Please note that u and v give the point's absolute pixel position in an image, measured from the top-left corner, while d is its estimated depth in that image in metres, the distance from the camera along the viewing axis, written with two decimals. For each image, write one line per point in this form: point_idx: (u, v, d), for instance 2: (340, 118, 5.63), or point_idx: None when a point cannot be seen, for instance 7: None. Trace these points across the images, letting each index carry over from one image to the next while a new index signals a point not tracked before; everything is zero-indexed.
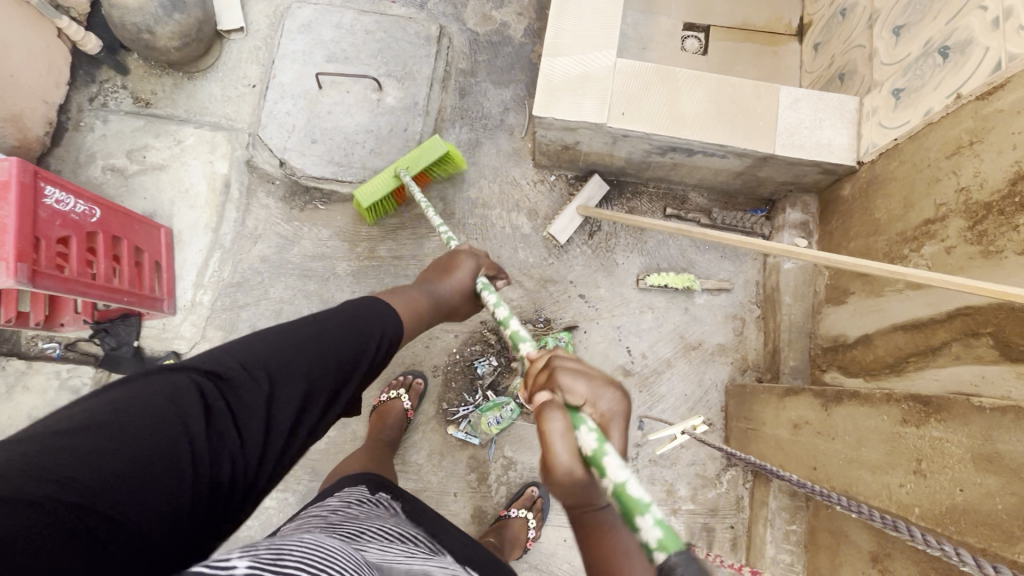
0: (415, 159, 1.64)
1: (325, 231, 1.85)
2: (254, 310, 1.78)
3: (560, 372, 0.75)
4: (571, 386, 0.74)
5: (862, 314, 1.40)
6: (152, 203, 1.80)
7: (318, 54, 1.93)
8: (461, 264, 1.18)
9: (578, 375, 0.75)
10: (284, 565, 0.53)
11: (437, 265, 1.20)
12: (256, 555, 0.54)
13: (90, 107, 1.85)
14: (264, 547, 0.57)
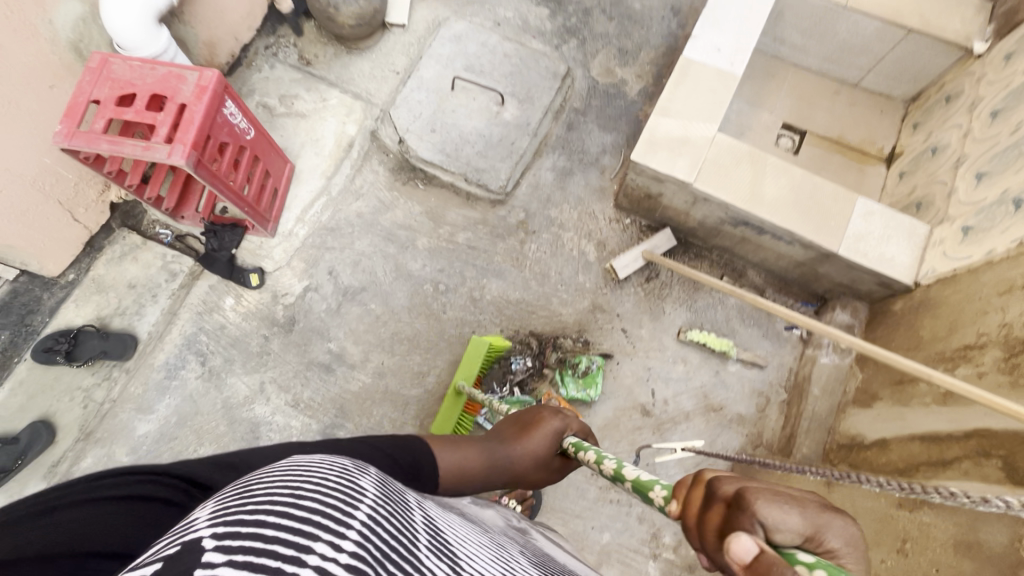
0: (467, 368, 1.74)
1: (417, 208, 2.08)
2: (337, 254, 2.00)
3: (750, 501, 0.57)
4: (774, 522, 0.55)
5: (885, 419, 1.47)
6: (286, 142, 2.08)
7: (459, 62, 2.21)
8: (544, 424, 1.07)
9: (779, 501, 0.56)
10: (252, 496, 0.45)
11: (520, 422, 1.10)
12: (224, 502, 0.46)
13: (265, 52, 2.19)
14: (235, 489, 0.48)
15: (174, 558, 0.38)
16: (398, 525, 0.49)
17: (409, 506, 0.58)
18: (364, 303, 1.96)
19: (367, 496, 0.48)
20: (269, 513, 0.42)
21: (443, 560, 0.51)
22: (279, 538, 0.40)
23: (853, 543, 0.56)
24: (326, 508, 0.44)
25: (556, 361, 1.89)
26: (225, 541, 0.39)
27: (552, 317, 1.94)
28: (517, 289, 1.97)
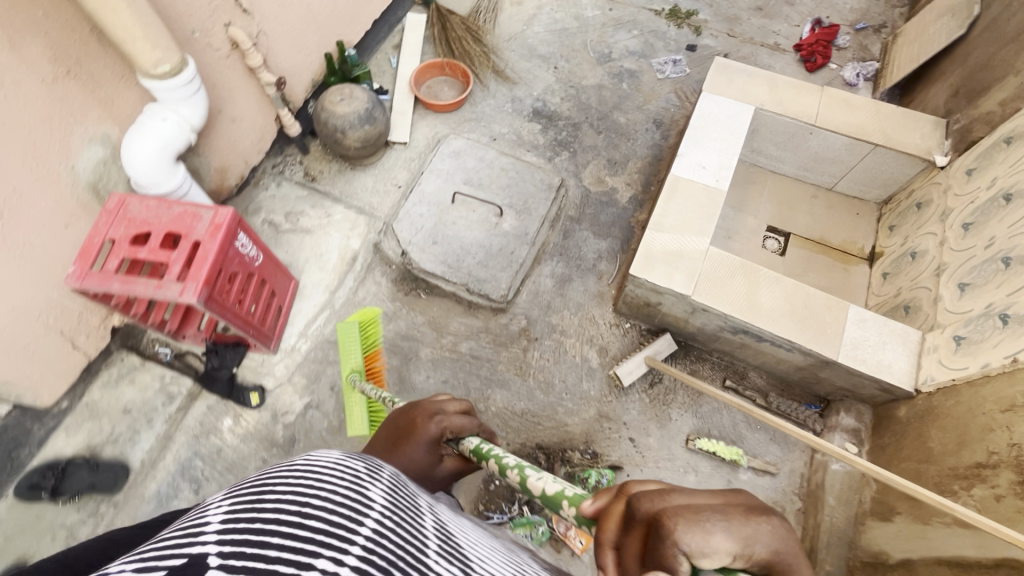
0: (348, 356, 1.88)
1: (420, 318, 2.10)
2: (339, 368, 1.98)
3: (671, 532, 0.61)
4: (698, 551, 0.60)
5: (908, 538, 1.44)
6: (290, 257, 2.12)
7: (458, 176, 2.33)
8: (420, 427, 1.23)
9: (702, 526, 0.61)
10: (262, 508, 0.50)
11: (399, 429, 1.28)
12: (238, 505, 0.51)
13: (272, 172, 2.28)
14: (254, 492, 0.54)
15: (183, 567, 0.43)
16: (403, 533, 0.55)
17: (419, 511, 0.65)
18: None
19: (372, 509, 0.55)
20: (275, 533, 0.47)
21: (447, 563, 0.57)
22: (282, 558, 0.45)
23: (776, 541, 0.61)
24: (329, 527, 0.49)
25: (564, 476, 1.83)
26: (230, 560, 0.43)
27: (558, 427, 1.92)
28: (522, 399, 1.96)
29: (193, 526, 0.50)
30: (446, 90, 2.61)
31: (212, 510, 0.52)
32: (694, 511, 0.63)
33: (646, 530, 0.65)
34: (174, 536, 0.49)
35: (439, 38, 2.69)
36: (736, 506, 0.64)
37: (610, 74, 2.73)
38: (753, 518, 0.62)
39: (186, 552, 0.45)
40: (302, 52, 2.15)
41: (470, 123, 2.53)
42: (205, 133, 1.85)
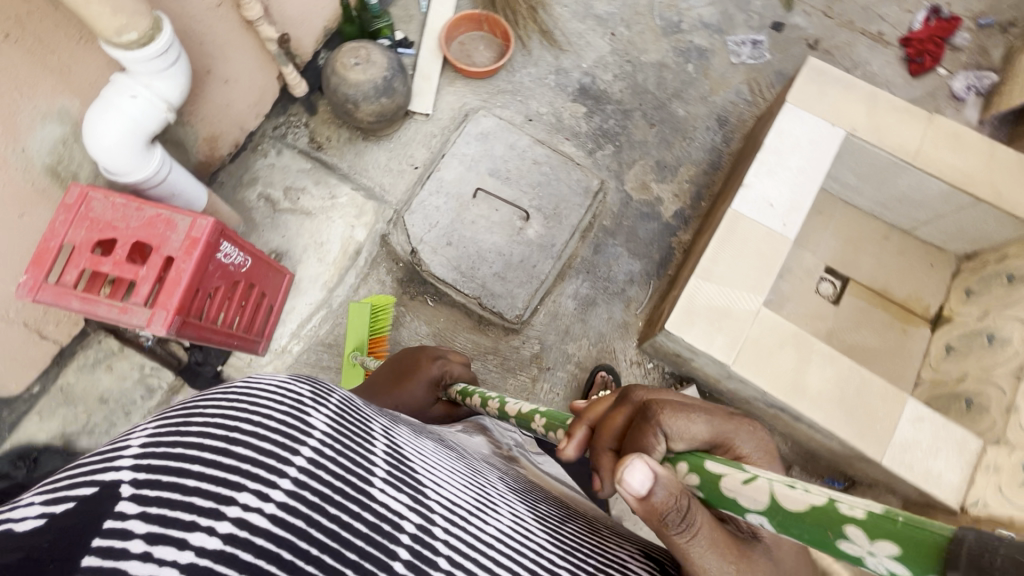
0: (354, 335, 1.77)
1: (425, 329, 1.90)
2: (333, 376, 1.82)
3: (662, 414, 0.72)
4: (681, 434, 0.71)
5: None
6: (287, 242, 1.89)
7: (484, 165, 2.03)
8: (426, 367, 1.39)
9: (688, 415, 0.72)
10: (189, 430, 0.49)
11: (402, 369, 1.42)
12: (163, 427, 0.50)
13: (273, 134, 1.99)
14: (181, 411, 0.53)
15: (97, 496, 0.43)
16: (346, 461, 0.54)
17: (370, 435, 0.62)
18: None
19: (315, 436, 0.53)
20: (196, 460, 0.46)
21: (401, 491, 0.56)
22: (200, 489, 0.44)
23: (759, 445, 0.74)
24: (262, 452, 0.49)
25: None
26: (141, 490, 0.43)
27: None
28: None
29: (116, 445, 0.49)
30: (482, 51, 2.22)
31: (138, 431, 0.51)
32: (689, 404, 0.74)
33: (635, 411, 0.80)
34: (97, 456, 0.48)
35: None
36: (722, 413, 0.75)
37: (675, 50, 2.31)
38: (737, 421, 0.74)
39: (98, 479, 0.44)
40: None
41: (504, 96, 2.17)
42: (190, 99, 1.55)
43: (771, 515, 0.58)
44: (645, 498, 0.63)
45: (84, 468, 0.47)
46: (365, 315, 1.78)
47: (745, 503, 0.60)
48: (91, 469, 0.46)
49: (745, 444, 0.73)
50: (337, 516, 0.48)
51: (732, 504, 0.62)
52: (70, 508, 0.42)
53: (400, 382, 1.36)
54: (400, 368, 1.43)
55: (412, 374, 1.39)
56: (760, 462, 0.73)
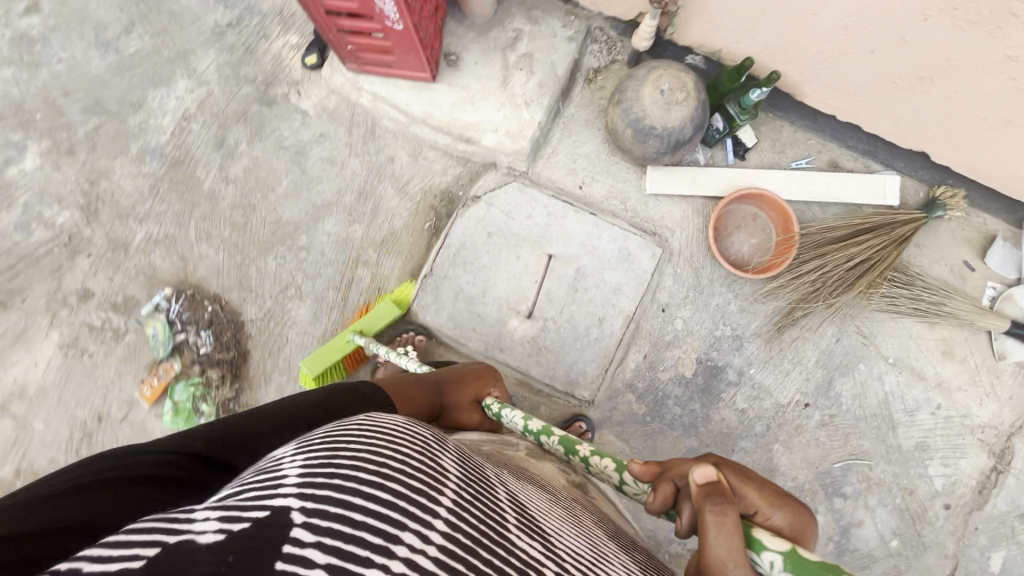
0: (368, 321, 1.68)
1: (397, 222, 1.83)
2: (343, 139, 1.85)
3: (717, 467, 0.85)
4: (732, 487, 0.82)
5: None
6: (470, 66, 1.80)
7: (587, 260, 1.77)
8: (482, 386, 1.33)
9: (747, 485, 0.82)
10: (336, 464, 0.61)
11: (458, 376, 1.33)
12: (312, 461, 0.61)
13: (592, 29, 1.82)
14: (324, 445, 0.65)
15: (269, 518, 0.53)
16: (475, 510, 0.67)
17: (485, 488, 0.75)
18: (288, 171, 1.84)
19: (447, 485, 0.67)
20: (356, 494, 0.57)
21: (529, 540, 0.69)
22: (364, 522, 0.55)
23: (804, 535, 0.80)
24: (411, 493, 0.61)
25: (209, 377, 1.75)
26: (311, 520, 0.53)
27: (263, 374, 1.76)
28: (297, 335, 1.78)
29: (267, 474, 0.61)
30: (746, 241, 1.82)
31: (286, 463, 0.62)
32: (742, 472, 0.85)
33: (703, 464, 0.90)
34: (255, 487, 0.58)
35: (845, 224, 1.76)
36: (778, 494, 0.83)
37: (793, 485, 1.78)
38: (784, 497, 0.82)
39: (268, 503, 0.54)
40: (725, 12, 1.50)
41: (687, 274, 1.81)
42: None
43: (785, 554, 0.73)
44: (702, 494, 0.80)
45: (245, 493, 0.57)
46: (390, 317, 1.70)
47: (770, 543, 0.74)
48: (255, 495, 0.56)
49: (782, 522, 0.80)
50: (488, 559, 0.60)
51: (753, 536, 0.76)
52: (249, 530, 0.51)
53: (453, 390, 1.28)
54: (472, 371, 1.37)
55: (486, 385, 1.36)
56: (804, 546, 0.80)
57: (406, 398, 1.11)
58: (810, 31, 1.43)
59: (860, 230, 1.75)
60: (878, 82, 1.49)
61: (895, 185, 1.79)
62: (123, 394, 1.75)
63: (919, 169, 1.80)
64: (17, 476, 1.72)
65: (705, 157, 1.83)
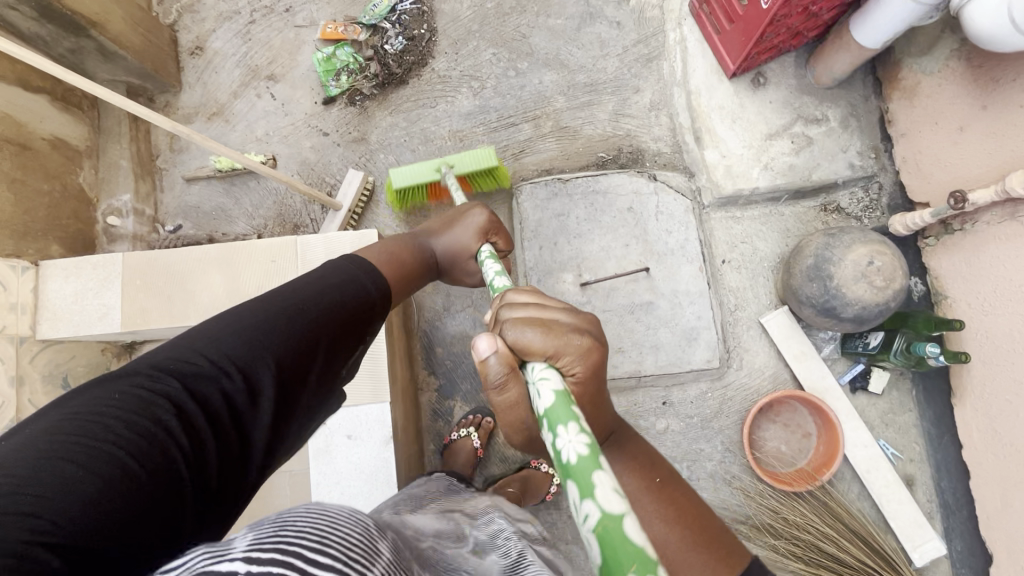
0: (462, 159, 1.55)
1: (586, 129, 1.85)
2: (628, 42, 1.87)
3: (509, 327, 0.77)
4: (524, 343, 0.75)
5: (22, 84, 1.49)
6: (763, 98, 1.75)
7: (663, 305, 1.71)
8: (465, 222, 1.24)
9: (530, 330, 0.75)
10: (285, 536, 0.51)
11: (450, 217, 1.27)
12: (262, 534, 0.52)
13: (875, 181, 1.72)
14: (273, 524, 0.55)
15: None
16: None
17: None
18: (570, 16, 1.89)
19: None
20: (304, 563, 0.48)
21: None
22: None
23: (586, 361, 0.75)
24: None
25: (365, 65, 1.86)
26: None
27: (396, 104, 1.86)
28: (444, 112, 1.86)
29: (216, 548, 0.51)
30: (778, 441, 1.70)
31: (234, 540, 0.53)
32: (533, 318, 0.78)
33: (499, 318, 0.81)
34: (196, 555, 0.49)
35: (858, 523, 1.59)
36: (551, 332, 0.75)
37: None
38: (573, 344, 0.75)
39: (212, 569, 0.46)
40: (990, 272, 1.35)
41: (709, 404, 1.72)
42: (948, 82, 1.39)
43: (565, 442, 0.63)
44: (486, 367, 0.77)
45: (188, 562, 0.48)
46: (487, 163, 1.55)
47: (542, 389, 0.71)
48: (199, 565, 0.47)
49: (572, 359, 0.75)
50: None
51: (553, 433, 0.65)
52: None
53: (445, 231, 1.25)
54: (462, 210, 1.27)
55: (481, 226, 1.24)
56: (590, 369, 0.76)
57: (394, 270, 1.07)
58: None
59: (863, 540, 1.58)
60: None
61: (933, 553, 1.59)
62: (315, 13, 1.90)
63: (966, 569, 1.57)
64: None
65: (830, 354, 1.71)
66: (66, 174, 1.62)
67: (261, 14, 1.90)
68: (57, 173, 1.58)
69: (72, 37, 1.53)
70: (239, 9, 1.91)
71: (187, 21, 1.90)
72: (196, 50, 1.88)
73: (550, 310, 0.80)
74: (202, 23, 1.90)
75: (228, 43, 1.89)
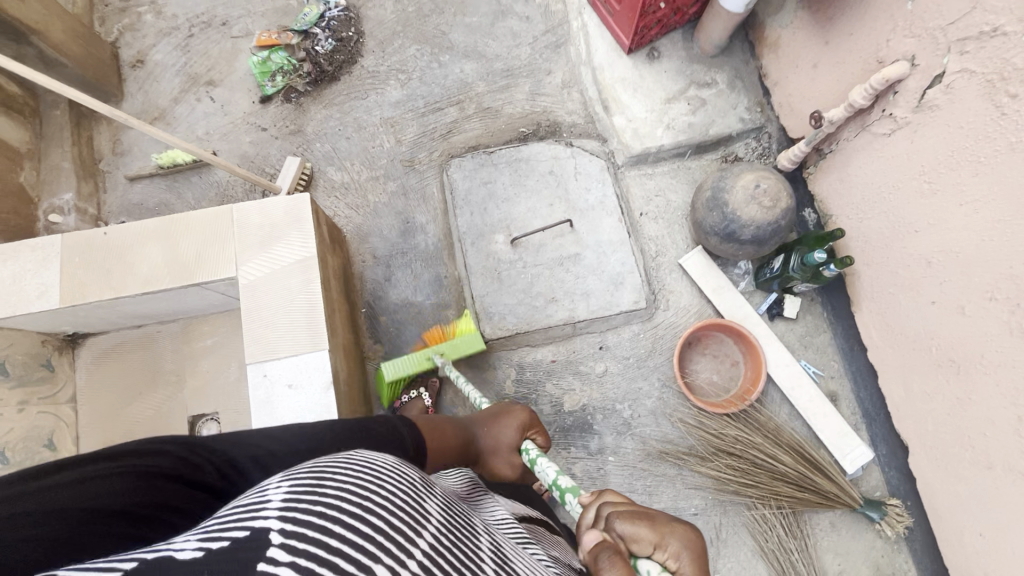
0: (454, 348, 1.70)
1: (506, 108, 2.02)
2: (537, 33, 2.09)
3: (616, 519, 0.78)
4: (631, 536, 0.77)
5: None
6: (657, 69, 1.97)
7: (589, 256, 1.83)
8: (507, 424, 1.21)
9: (629, 516, 0.78)
10: (320, 493, 0.55)
11: (492, 413, 1.24)
12: (297, 486, 0.56)
13: (765, 133, 1.92)
14: (311, 472, 0.60)
15: (246, 539, 0.48)
16: (460, 553, 0.61)
17: (475, 532, 0.70)
18: (485, 15, 2.10)
19: (430, 526, 0.61)
20: (333, 523, 0.52)
21: None
22: (339, 554, 0.49)
23: (683, 539, 0.77)
24: (390, 528, 0.55)
25: (298, 65, 2.02)
26: (289, 541, 0.48)
27: (330, 99, 2.01)
28: (375, 103, 2.01)
29: (254, 500, 0.56)
30: (709, 372, 1.80)
31: (273, 489, 0.57)
32: (638, 512, 0.79)
33: (602, 511, 0.82)
34: (239, 509, 0.54)
35: (790, 439, 1.68)
36: (634, 510, 0.80)
37: None
38: (667, 524, 0.78)
39: (248, 523, 0.50)
40: (858, 183, 1.52)
41: (643, 344, 1.82)
42: (799, 30, 1.63)
43: None
44: (595, 562, 0.74)
45: (230, 515, 0.53)
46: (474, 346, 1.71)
47: None
48: (239, 521, 0.51)
49: (678, 549, 0.76)
50: None
51: None
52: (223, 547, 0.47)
53: (490, 421, 1.22)
54: (507, 406, 1.25)
55: (526, 422, 1.22)
56: (678, 537, 0.77)
57: (439, 431, 1.03)
58: (904, 246, 1.41)
59: (797, 455, 1.66)
60: (920, 339, 1.42)
61: (861, 459, 1.67)
62: (251, 25, 2.06)
63: (894, 471, 1.66)
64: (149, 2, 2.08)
65: (747, 286, 1.85)
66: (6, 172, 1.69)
67: (199, 29, 2.06)
68: None
69: (12, 43, 1.66)
70: (180, 26, 2.06)
71: (129, 39, 2.04)
72: (137, 64, 2.02)
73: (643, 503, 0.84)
74: (142, 39, 2.04)
75: (168, 55, 2.03)
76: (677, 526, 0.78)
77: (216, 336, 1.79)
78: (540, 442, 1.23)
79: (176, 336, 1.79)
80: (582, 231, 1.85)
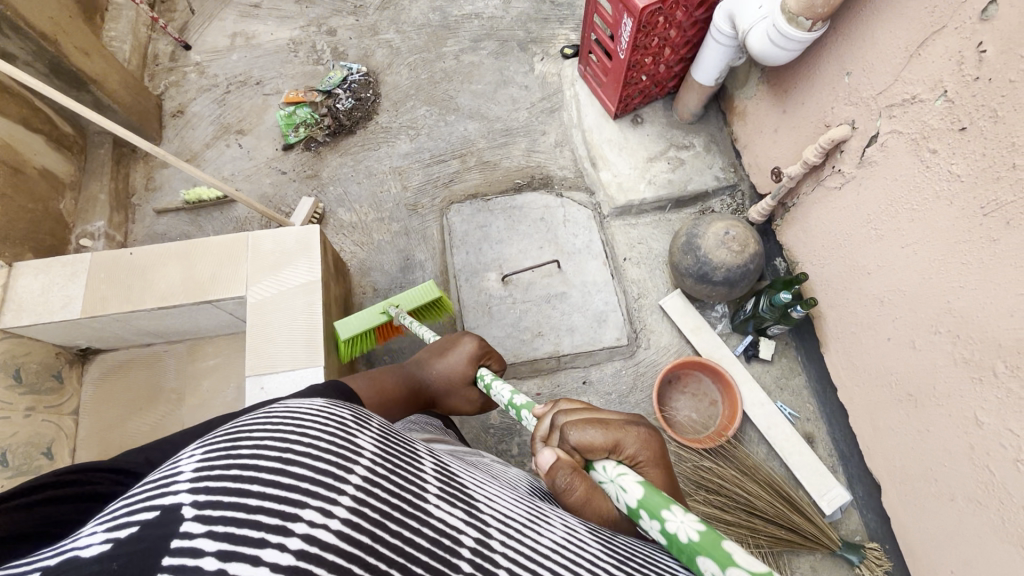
0: (404, 298, 1.67)
1: (504, 162, 2.23)
2: (535, 100, 2.35)
3: (568, 430, 0.80)
4: (587, 443, 0.79)
5: (24, 123, 1.80)
6: (641, 132, 2.20)
7: (575, 296, 1.96)
8: (455, 352, 1.25)
9: (584, 425, 0.80)
10: (235, 453, 0.46)
11: (440, 347, 1.27)
12: (211, 450, 0.47)
13: (738, 190, 2.11)
14: (226, 434, 0.50)
15: (156, 520, 0.40)
16: (407, 481, 0.52)
17: (419, 455, 0.59)
18: (489, 83, 2.37)
19: (365, 453, 0.51)
20: (256, 482, 0.44)
21: (457, 508, 0.53)
22: (265, 508, 0.42)
23: (639, 440, 0.81)
24: (318, 469, 0.46)
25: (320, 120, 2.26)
26: (204, 513, 0.40)
27: (346, 150, 2.23)
28: (386, 154, 2.23)
29: (167, 472, 0.47)
30: (687, 409, 1.87)
31: (185, 458, 0.48)
32: (591, 419, 0.82)
33: (553, 426, 0.85)
34: (150, 485, 0.45)
35: (767, 477, 1.71)
36: (587, 418, 0.82)
37: None
38: (623, 427, 0.81)
39: (156, 503, 0.42)
40: (818, 232, 1.67)
41: (625, 380, 1.90)
42: (761, 101, 1.85)
43: (669, 541, 0.63)
44: (552, 479, 0.77)
45: (139, 493, 0.45)
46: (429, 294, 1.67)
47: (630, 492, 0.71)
48: (148, 500, 0.43)
49: (633, 448, 0.80)
50: (399, 534, 0.46)
51: (637, 512, 0.70)
52: (130, 537, 0.39)
53: (437, 356, 1.25)
54: (452, 340, 1.28)
55: (477, 352, 1.26)
56: (633, 437, 0.80)
57: (378, 385, 1.09)
58: (860, 287, 1.53)
59: (774, 493, 1.68)
60: (881, 375, 1.51)
61: (838, 500, 1.70)
62: (282, 85, 2.34)
63: (870, 513, 1.67)
64: (194, 63, 2.37)
65: (723, 330, 1.96)
66: (50, 198, 1.88)
67: (236, 87, 2.33)
68: (41, 196, 1.84)
69: (74, 90, 1.90)
70: (219, 84, 2.33)
71: (173, 93, 2.31)
72: (178, 114, 2.27)
73: (600, 412, 0.85)
74: (185, 94, 2.31)
75: (206, 107, 2.29)
76: (631, 427, 0.81)
77: (219, 357, 1.89)
78: (495, 364, 1.29)
79: (181, 356, 1.89)
80: (569, 272, 1.99)
